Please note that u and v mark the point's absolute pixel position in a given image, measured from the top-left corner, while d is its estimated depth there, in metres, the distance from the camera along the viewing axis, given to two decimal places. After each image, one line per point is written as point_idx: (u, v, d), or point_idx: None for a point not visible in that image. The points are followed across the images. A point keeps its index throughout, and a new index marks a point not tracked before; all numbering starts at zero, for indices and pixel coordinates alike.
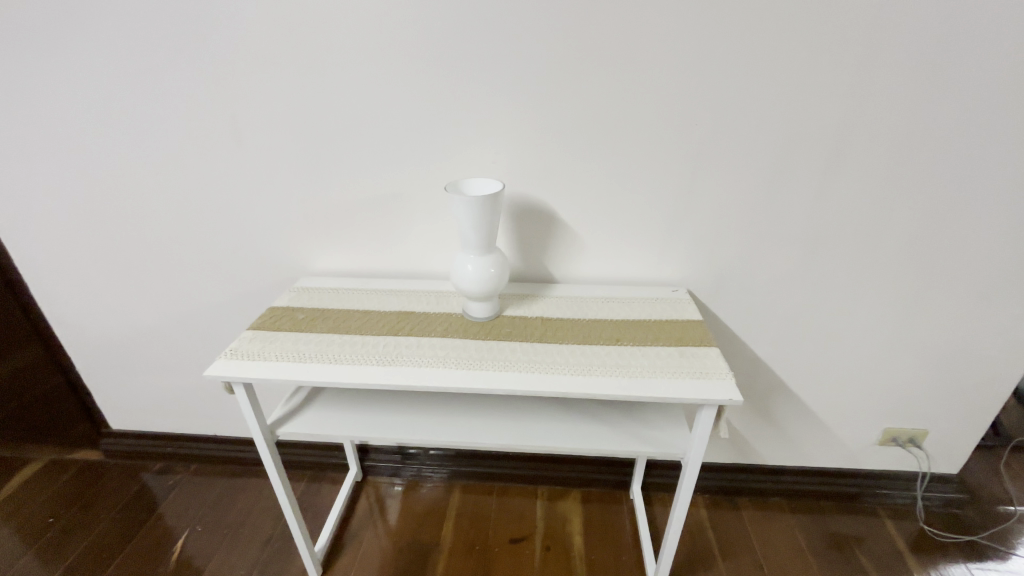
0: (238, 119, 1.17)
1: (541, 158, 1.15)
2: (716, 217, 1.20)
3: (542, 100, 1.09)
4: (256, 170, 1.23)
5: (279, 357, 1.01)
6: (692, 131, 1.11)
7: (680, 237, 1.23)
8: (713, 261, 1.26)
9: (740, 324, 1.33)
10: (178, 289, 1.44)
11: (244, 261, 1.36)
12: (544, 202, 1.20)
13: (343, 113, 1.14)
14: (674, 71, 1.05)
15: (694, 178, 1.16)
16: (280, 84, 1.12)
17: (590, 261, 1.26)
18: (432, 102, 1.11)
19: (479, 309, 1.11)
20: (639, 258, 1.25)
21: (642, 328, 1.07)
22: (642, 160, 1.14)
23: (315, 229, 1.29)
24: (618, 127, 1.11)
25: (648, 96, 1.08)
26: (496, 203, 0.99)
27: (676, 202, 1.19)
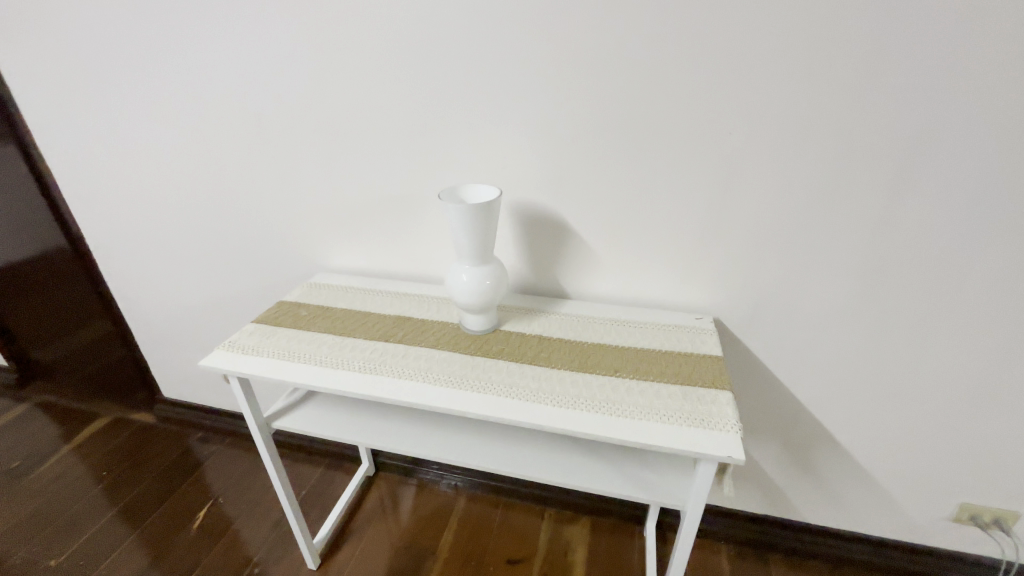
0: (264, 116, 1.21)
1: (554, 164, 1.07)
2: (752, 238, 1.05)
3: (556, 102, 1.01)
4: (279, 166, 1.26)
5: (270, 354, 1.02)
6: (726, 139, 0.97)
7: (707, 257, 1.09)
8: (748, 288, 1.10)
9: (778, 361, 1.16)
10: (214, 274, 1.52)
11: (271, 253, 1.41)
12: (556, 210, 1.11)
13: (358, 112, 1.13)
14: (706, 70, 0.92)
15: (727, 193, 1.02)
16: (300, 83, 1.14)
17: (605, 278, 1.16)
18: (442, 102, 1.07)
19: (475, 321, 1.05)
20: (660, 278, 1.13)
21: (646, 361, 0.96)
22: (667, 170, 1.02)
23: (332, 226, 1.30)
24: (640, 132, 1.00)
25: (673, 99, 0.96)
26: (490, 212, 0.92)
27: (706, 219, 1.05)
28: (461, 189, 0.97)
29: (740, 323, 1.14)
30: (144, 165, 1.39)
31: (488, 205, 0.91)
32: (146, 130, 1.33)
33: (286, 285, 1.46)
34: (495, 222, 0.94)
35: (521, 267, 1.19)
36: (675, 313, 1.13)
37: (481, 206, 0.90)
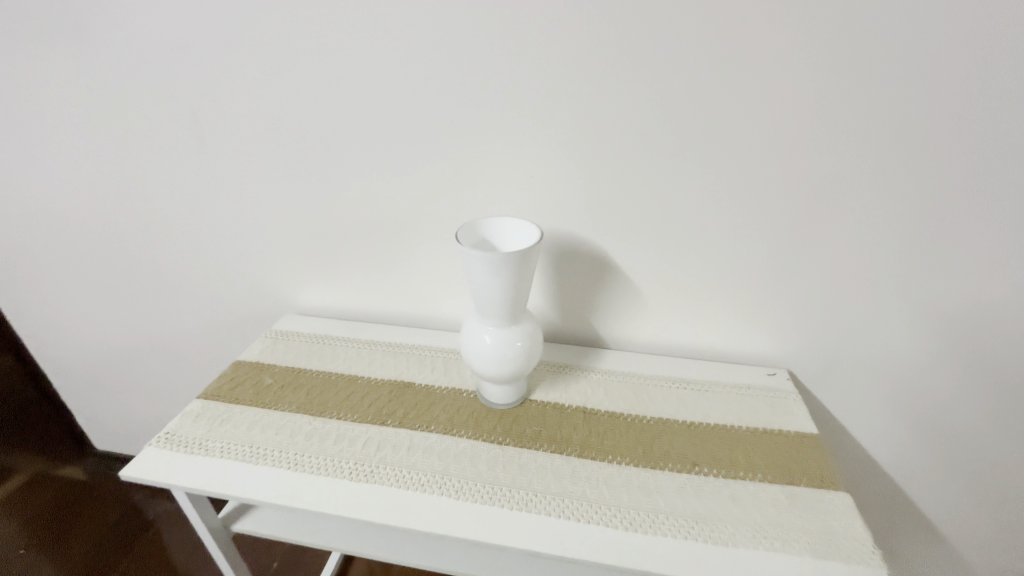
0: (206, 115, 0.90)
1: (597, 188, 0.82)
2: (847, 283, 0.83)
3: (605, 107, 0.76)
4: (231, 181, 0.96)
5: (223, 453, 0.73)
6: (829, 159, 0.74)
7: (783, 303, 0.87)
8: (833, 341, 0.88)
9: (859, 426, 0.95)
10: (151, 312, 1.22)
11: (224, 287, 1.12)
12: (596, 244, 0.87)
13: (335, 114, 0.85)
14: (813, 69, 0.69)
15: (822, 226, 0.79)
16: (255, 73, 0.84)
17: (653, 324, 0.94)
18: (451, 104, 0.80)
19: (499, 394, 0.81)
20: (724, 327, 0.91)
21: (726, 446, 0.75)
22: (746, 197, 0.79)
23: (303, 258, 1.02)
24: (715, 148, 0.76)
25: (763, 106, 0.73)
26: (528, 261, 0.67)
27: (790, 258, 0.83)
28: (494, 223, 0.72)
29: (818, 380, 0.93)
30: (46, 175, 1.05)
31: (528, 251, 0.66)
32: (42, 128, 0.99)
33: (246, 326, 1.17)
34: (533, 272, 0.69)
35: (548, 311, 0.95)
36: (740, 367, 0.92)
37: (518, 254, 0.65)
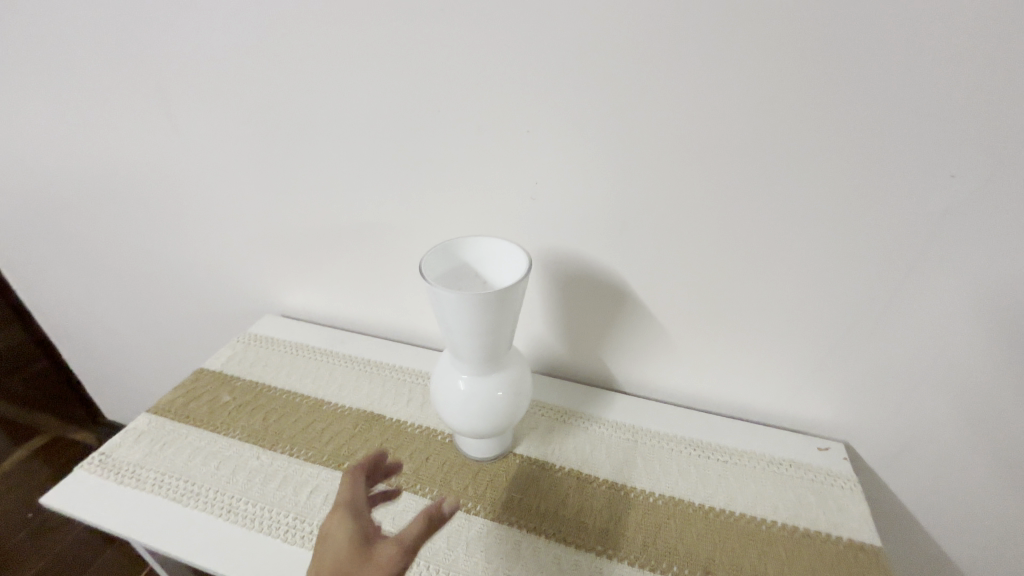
0: (169, 92, 0.78)
1: (615, 203, 0.66)
2: (939, 347, 0.63)
3: (631, 103, 0.59)
4: (200, 168, 0.85)
5: (154, 487, 0.64)
6: (934, 187, 0.55)
7: (850, 363, 0.68)
8: (911, 417, 0.69)
9: (940, 532, 0.74)
10: (125, 303, 1.11)
11: (198, 284, 1.01)
12: (611, 269, 0.71)
13: (309, 96, 0.71)
14: (925, 62, 0.50)
15: (912, 273, 0.60)
16: (219, 43, 0.71)
17: (676, 368, 0.77)
18: (441, 90, 0.65)
19: (478, 447, 0.67)
20: (765, 380, 0.74)
21: (753, 549, 0.59)
22: (811, 228, 0.61)
23: (281, 258, 0.90)
24: (774, 163, 0.58)
25: (847, 111, 0.54)
26: (509, 303, 0.53)
27: (862, 309, 0.64)
28: (490, 242, 0.58)
29: (887, 465, 0.73)
30: (5, 151, 0.95)
31: (507, 291, 0.51)
32: None
33: (222, 327, 1.06)
34: (516, 314, 0.55)
35: (550, 341, 0.81)
36: (781, 435, 0.74)
37: (494, 294, 0.51)
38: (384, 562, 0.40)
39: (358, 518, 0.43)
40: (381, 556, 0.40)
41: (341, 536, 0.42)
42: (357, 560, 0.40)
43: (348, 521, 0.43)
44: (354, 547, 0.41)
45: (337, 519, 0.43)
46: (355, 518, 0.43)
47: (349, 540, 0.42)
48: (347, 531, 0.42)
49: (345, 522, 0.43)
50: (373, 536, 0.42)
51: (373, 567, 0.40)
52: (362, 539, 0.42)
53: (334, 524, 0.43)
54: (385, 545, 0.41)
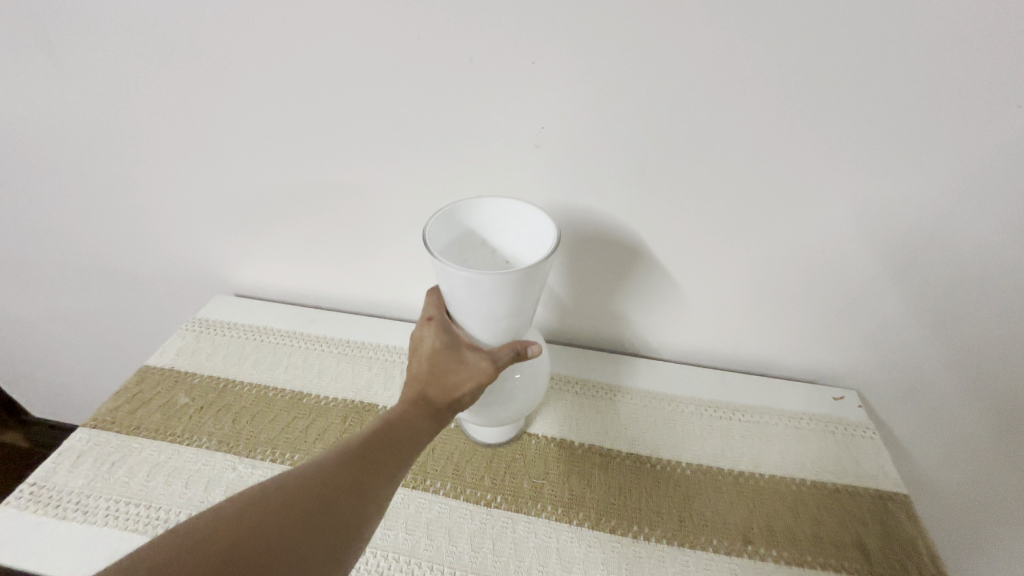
0: (50, 22, 0.59)
1: (634, 151, 0.57)
2: (966, 295, 0.61)
3: (661, 29, 0.49)
4: (109, 124, 0.67)
5: (108, 518, 0.53)
6: (988, 123, 0.49)
7: (872, 315, 0.65)
8: (928, 366, 0.67)
9: (939, 469, 0.76)
10: (36, 294, 0.93)
11: (129, 266, 0.84)
12: (625, 226, 0.63)
13: (246, 25, 0.55)
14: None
15: (949, 220, 0.56)
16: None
17: (689, 327, 0.72)
18: (424, 14, 0.52)
19: (492, 430, 0.61)
20: (781, 335, 0.71)
21: (787, 512, 0.57)
22: (851, 174, 0.55)
23: (231, 232, 0.76)
24: (819, 98, 0.51)
25: (907, 35, 0.46)
26: (532, 280, 0.44)
27: (893, 259, 0.60)
28: (516, 214, 0.51)
29: (896, 410, 0.73)
30: None
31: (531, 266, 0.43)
32: None
33: (166, 312, 0.91)
34: (538, 291, 0.47)
35: (554, 305, 0.74)
36: (796, 387, 0.72)
37: (516, 272, 0.42)
38: (478, 368, 0.47)
39: (448, 331, 0.49)
40: (474, 362, 0.48)
41: (435, 342, 0.48)
42: (452, 361, 0.48)
43: (439, 331, 0.49)
44: (448, 353, 0.48)
45: (426, 329, 0.49)
46: (446, 330, 0.49)
47: (443, 346, 0.48)
48: (440, 339, 0.49)
49: (436, 331, 0.49)
50: (463, 344, 0.49)
51: (467, 370, 0.47)
52: (453, 345, 0.49)
53: (423, 331, 0.49)
54: (477, 356, 0.48)
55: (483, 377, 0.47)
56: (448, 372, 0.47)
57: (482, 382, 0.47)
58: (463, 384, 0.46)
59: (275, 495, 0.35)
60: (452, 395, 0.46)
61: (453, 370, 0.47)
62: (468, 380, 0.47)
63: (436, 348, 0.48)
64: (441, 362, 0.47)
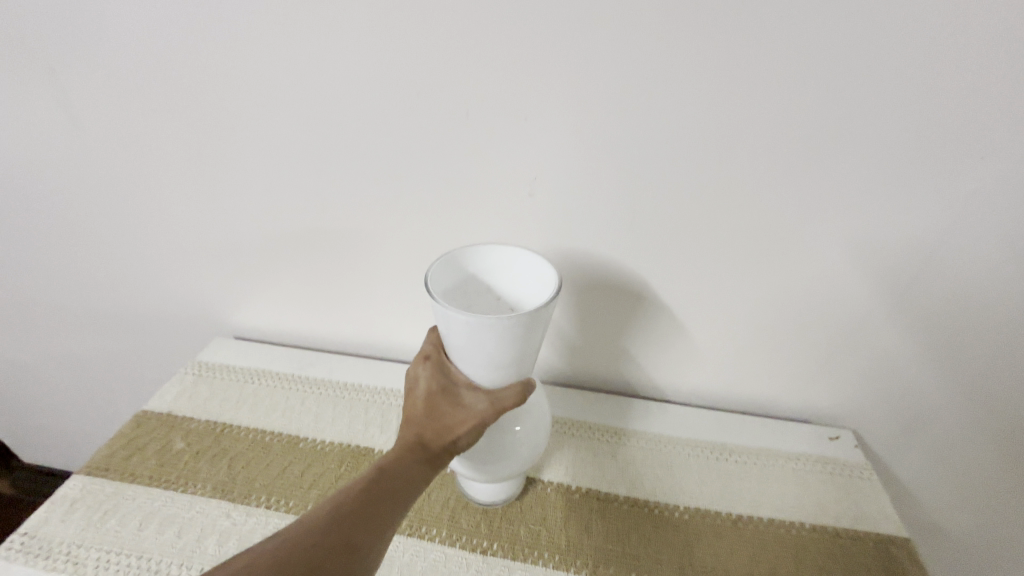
0: (81, 75, 0.63)
1: (627, 198, 0.60)
2: (943, 338, 0.63)
3: (655, 88, 0.53)
4: (125, 169, 0.70)
5: (100, 570, 0.52)
6: (942, 179, 0.54)
7: (857, 358, 0.67)
8: (922, 405, 0.68)
9: (938, 512, 0.76)
10: (36, 339, 0.94)
11: (131, 306, 0.85)
12: (619, 269, 0.65)
13: (261, 91, 0.60)
14: (966, 42, 0.48)
15: (920, 266, 0.59)
16: (150, 14, 0.57)
17: (685, 367, 0.74)
18: (434, 72, 0.56)
19: (487, 488, 0.59)
20: (777, 374, 0.72)
21: (788, 557, 0.56)
22: (823, 223, 0.58)
23: (236, 274, 0.77)
24: (788, 156, 0.55)
25: (862, 103, 0.51)
26: (534, 325, 0.46)
27: (872, 302, 0.62)
28: (517, 267, 0.53)
29: (894, 450, 0.73)
30: None
31: (533, 312, 0.44)
32: None
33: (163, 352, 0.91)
34: (540, 337, 0.49)
35: (552, 347, 0.75)
36: (791, 427, 0.72)
37: (519, 317, 0.44)
38: (475, 410, 0.48)
39: (446, 372, 0.50)
40: (472, 405, 0.48)
41: (431, 384, 0.49)
42: (448, 404, 0.48)
43: (436, 372, 0.49)
44: (445, 395, 0.49)
45: (423, 369, 0.50)
46: (443, 372, 0.50)
47: (439, 388, 0.49)
48: (437, 381, 0.49)
49: (433, 372, 0.49)
50: (459, 384, 0.49)
51: (463, 413, 0.48)
52: (450, 386, 0.49)
53: (419, 371, 0.50)
54: (474, 397, 0.49)
55: (480, 421, 0.48)
56: (444, 415, 0.48)
57: (478, 424, 0.48)
58: (458, 427, 0.47)
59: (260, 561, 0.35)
60: (448, 439, 0.47)
61: (449, 412, 0.48)
62: (465, 424, 0.47)
63: (432, 390, 0.48)
64: (437, 405, 0.48)
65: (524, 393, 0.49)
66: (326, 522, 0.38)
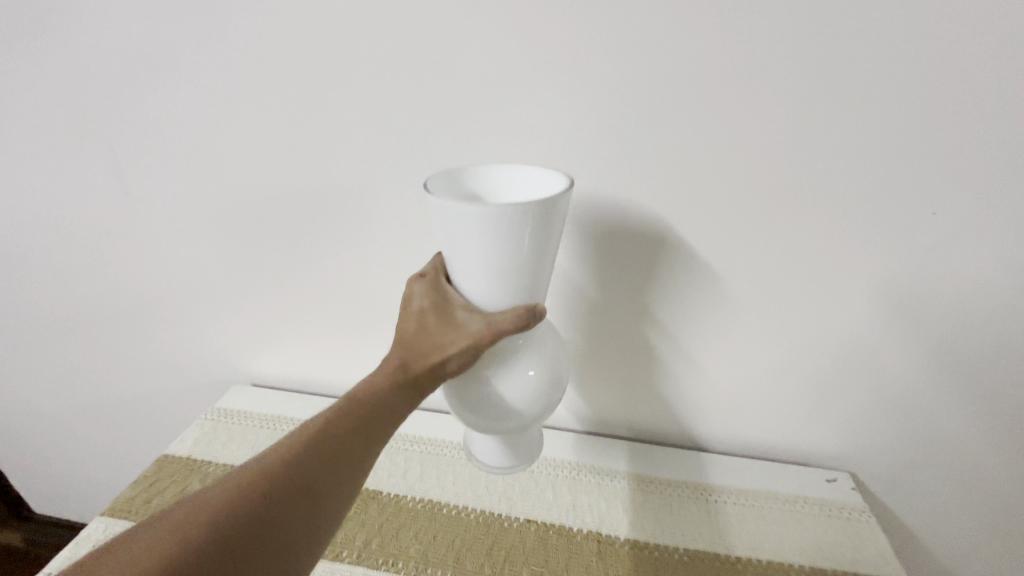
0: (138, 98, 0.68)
1: (638, 234, 0.63)
2: (925, 389, 0.65)
3: (674, 134, 0.56)
4: (165, 189, 0.73)
5: None
6: (905, 242, 0.57)
7: (846, 406, 0.69)
8: (935, 452, 0.68)
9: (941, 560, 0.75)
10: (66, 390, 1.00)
11: (151, 325, 0.87)
12: (629, 287, 0.67)
13: (285, 169, 0.68)
14: (925, 114, 0.52)
15: (895, 320, 0.62)
16: (215, 56, 0.63)
17: (697, 389, 0.73)
18: (467, 108, 0.60)
19: (492, 453, 0.60)
20: (783, 414, 0.72)
21: None
22: (797, 281, 0.62)
23: (259, 298, 0.81)
24: (759, 221, 0.59)
25: (822, 174, 0.56)
26: (542, 229, 0.46)
27: (852, 354, 0.65)
28: (518, 179, 0.55)
29: (903, 498, 0.73)
30: None
31: (544, 207, 0.44)
32: None
33: (173, 375, 0.92)
34: (546, 268, 0.50)
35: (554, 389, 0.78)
36: (790, 470, 0.74)
37: (529, 211, 0.44)
38: (467, 329, 0.49)
39: (443, 289, 0.51)
40: (466, 324, 0.49)
41: (425, 300, 0.51)
42: (441, 322, 0.50)
43: (431, 288, 0.51)
44: (439, 313, 0.50)
45: (419, 286, 0.52)
46: (439, 289, 0.51)
47: (433, 304, 0.51)
48: (432, 296, 0.51)
49: (428, 288, 0.51)
50: (454, 304, 0.50)
51: (454, 333, 0.49)
52: (444, 305, 0.50)
53: (415, 289, 0.52)
54: (467, 317, 0.49)
55: (473, 340, 0.49)
56: (435, 334, 0.50)
57: (468, 344, 0.49)
58: (448, 345, 0.49)
59: (228, 492, 0.40)
60: (438, 358, 0.49)
61: (440, 330, 0.50)
62: (455, 343, 0.49)
63: (425, 308, 0.50)
64: (430, 323, 0.50)
65: (523, 319, 0.48)
66: (292, 458, 0.43)
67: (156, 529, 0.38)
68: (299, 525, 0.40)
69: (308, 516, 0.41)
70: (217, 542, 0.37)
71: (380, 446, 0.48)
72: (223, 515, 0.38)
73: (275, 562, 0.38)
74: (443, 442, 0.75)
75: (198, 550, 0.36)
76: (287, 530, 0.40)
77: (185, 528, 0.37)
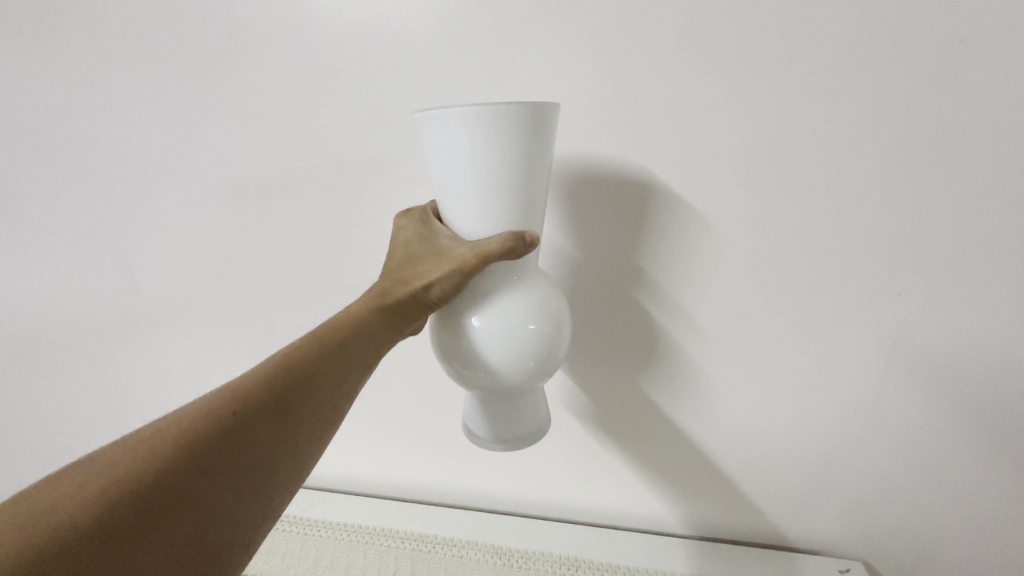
0: (47, 62, 0.48)
1: (663, 283, 0.48)
2: (962, 490, 0.51)
3: (740, 151, 0.41)
4: (77, 206, 0.53)
5: None
6: (899, 325, 0.45)
7: (875, 509, 0.54)
8: (989, 559, 0.53)
9: None
10: None
11: (46, 395, 0.64)
12: (616, 353, 0.52)
13: (133, 269, 0.55)
14: (905, 176, 0.41)
15: (906, 413, 0.49)
16: (35, 142, 0.51)
17: (732, 452, 0.55)
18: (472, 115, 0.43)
19: (486, 420, 0.42)
20: (832, 510, 0.56)
21: None
22: (783, 367, 0.50)
23: (189, 366, 0.60)
24: (728, 299, 0.47)
25: (795, 242, 0.44)
26: (538, 141, 0.33)
27: (866, 452, 0.52)
28: None
29: None
30: None
31: (543, 110, 0.32)
32: None
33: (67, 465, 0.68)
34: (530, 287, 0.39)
35: (556, 473, 0.61)
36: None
37: (529, 108, 0.31)
38: (451, 256, 0.35)
39: (429, 223, 0.38)
40: (448, 250, 0.35)
41: (409, 233, 0.38)
42: (425, 251, 0.36)
43: (416, 221, 0.38)
44: (423, 243, 0.37)
45: (404, 219, 0.39)
46: (426, 223, 0.38)
47: (418, 237, 0.37)
48: (417, 229, 0.38)
49: (415, 221, 0.38)
50: (440, 231, 0.37)
51: (438, 259, 0.35)
52: (430, 236, 0.37)
53: (399, 220, 0.39)
54: (454, 240, 0.36)
55: (457, 267, 0.34)
56: (416, 261, 0.36)
57: (453, 272, 0.34)
58: (430, 274, 0.35)
59: (179, 426, 0.31)
60: (415, 286, 0.35)
61: (423, 257, 0.36)
62: (436, 272, 0.35)
63: (410, 237, 0.37)
64: (412, 250, 0.37)
65: (512, 244, 0.34)
66: (257, 386, 0.32)
67: (111, 451, 0.31)
68: (270, 468, 0.31)
69: (281, 458, 0.31)
70: (172, 480, 0.29)
71: (370, 370, 0.36)
72: (177, 451, 0.30)
73: (225, 507, 0.29)
74: (424, 535, 0.59)
75: (155, 488, 0.29)
76: (254, 471, 0.31)
77: (134, 460, 0.30)
